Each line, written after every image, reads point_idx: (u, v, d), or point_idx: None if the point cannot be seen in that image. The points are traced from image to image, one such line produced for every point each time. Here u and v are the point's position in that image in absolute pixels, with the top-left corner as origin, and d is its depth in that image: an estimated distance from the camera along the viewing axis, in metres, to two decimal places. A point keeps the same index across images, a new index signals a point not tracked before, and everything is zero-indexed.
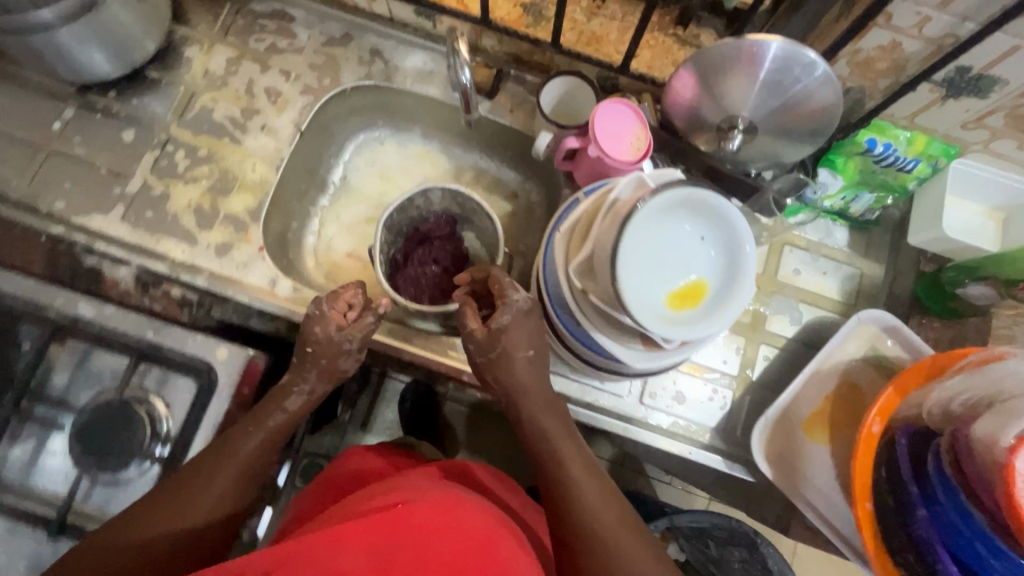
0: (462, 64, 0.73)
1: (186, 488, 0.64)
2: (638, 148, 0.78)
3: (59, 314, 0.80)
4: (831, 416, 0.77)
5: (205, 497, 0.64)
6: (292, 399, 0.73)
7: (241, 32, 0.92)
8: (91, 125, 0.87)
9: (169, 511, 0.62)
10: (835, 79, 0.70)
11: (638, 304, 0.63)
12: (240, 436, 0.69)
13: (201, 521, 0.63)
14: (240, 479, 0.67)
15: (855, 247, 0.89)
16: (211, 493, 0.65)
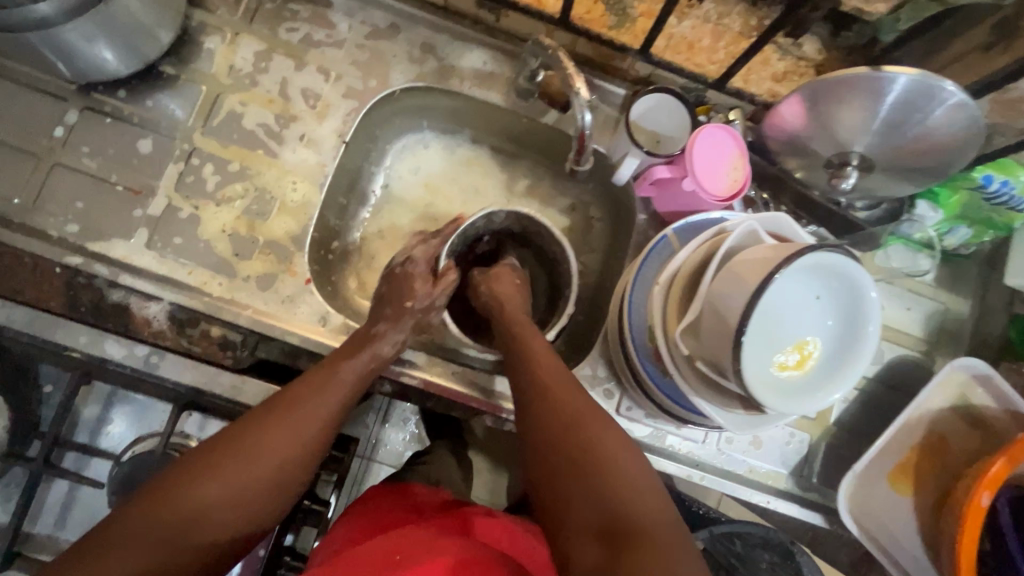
0: (582, 106, 0.65)
1: (211, 467, 0.54)
2: (733, 183, 0.70)
3: (85, 356, 0.71)
4: (913, 468, 0.75)
5: (229, 484, 0.54)
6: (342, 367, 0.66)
7: (269, 19, 0.79)
8: (100, 131, 0.75)
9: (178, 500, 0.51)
10: (979, 121, 0.62)
11: (757, 381, 0.57)
12: (261, 422, 0.57)
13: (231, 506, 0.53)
14: (269, 474, 0.56)
15: (942, 281, 0.84)
16: (235, 481, 0.54)
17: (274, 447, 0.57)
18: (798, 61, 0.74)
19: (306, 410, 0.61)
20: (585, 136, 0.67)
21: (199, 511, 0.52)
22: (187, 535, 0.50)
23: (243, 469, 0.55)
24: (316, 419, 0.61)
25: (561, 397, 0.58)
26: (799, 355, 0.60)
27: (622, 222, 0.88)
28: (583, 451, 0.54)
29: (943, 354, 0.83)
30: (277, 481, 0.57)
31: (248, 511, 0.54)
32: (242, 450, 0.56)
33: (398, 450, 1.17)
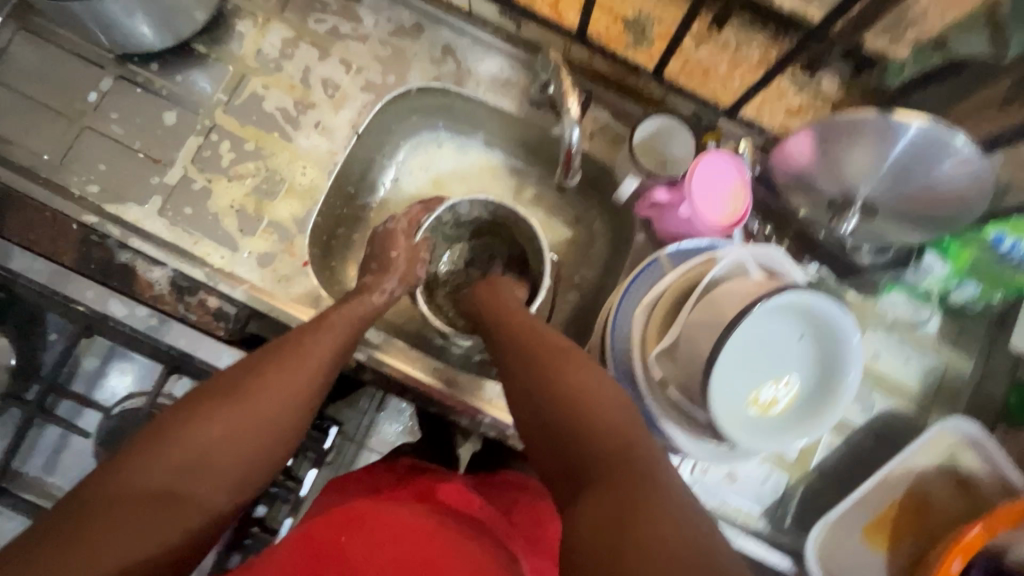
0: (569, 122, 0.68)
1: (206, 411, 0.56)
2: (733, 213, 0.70)
3: (89, 310, 0.74)
4: (892, 524, 0.73)
5: (221, 431, 0.55)
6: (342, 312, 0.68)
7: (300, 9, 0.82)
8: (130, 100, 0.79)
9: (172, 444, 0.53)
10: (987, 176, 0.62)
11: (726, 414, 0.56)
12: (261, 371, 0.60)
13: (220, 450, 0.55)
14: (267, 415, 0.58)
15: (946, 337, 0.81)
16: (226, 426, 0.56)
17: (264, 394, 0.59)
18: (816, 96, 0.74)
19: (296, 356, 0.62)
20: (572, 152, 0.70)
21: (196, 456, 0.54)
22: (187, 482, 0.53)
23: (235, 415, 0.57)
24: (307, 366, 0.62)
25: (533, 352, 0.59)
26: (775, 394, 0.59)
27: (622, 240, 0.88)
28: (561, 398, 0.54)
29: (938, 412, 0.80)
30: (270, 426, 0.58)
31: (245, 456, 0.57)
32: (231, 397, 0.58)
33: (390, 440, 1.19)
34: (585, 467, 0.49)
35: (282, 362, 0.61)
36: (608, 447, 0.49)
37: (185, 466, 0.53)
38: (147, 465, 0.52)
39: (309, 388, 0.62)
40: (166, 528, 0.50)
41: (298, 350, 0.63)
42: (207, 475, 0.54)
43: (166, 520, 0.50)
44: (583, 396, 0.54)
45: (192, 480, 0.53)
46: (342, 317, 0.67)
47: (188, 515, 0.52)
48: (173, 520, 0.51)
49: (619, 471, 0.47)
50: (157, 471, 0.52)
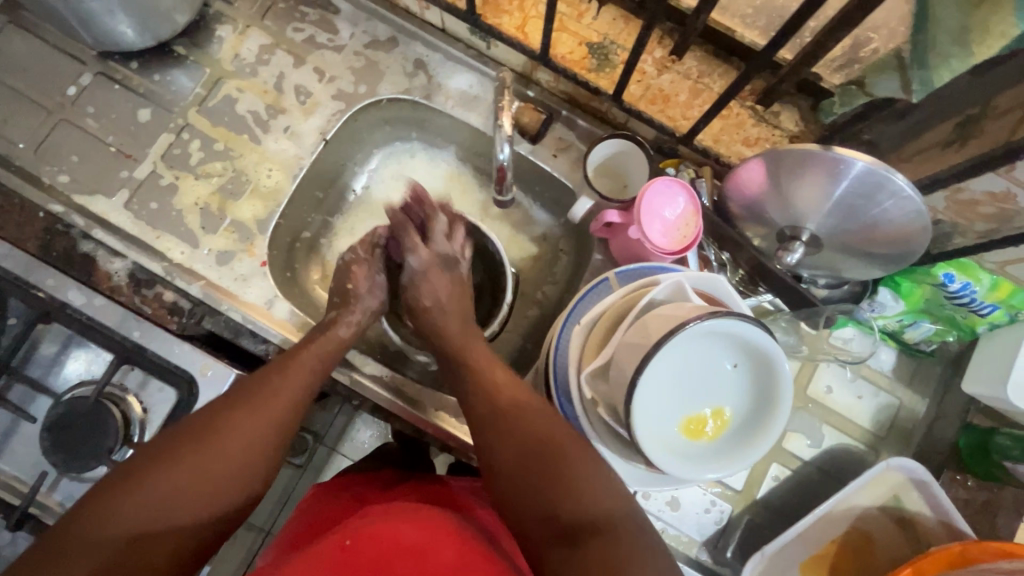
0: (502, 139, 0.66)
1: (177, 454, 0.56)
2: (683, 238, 0.70)
3: (48, 297, 0.73)
4: (832, 562, 0.72)
5: (190, 474, 0.55)
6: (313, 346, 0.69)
7: (279, 17, 0.85)
8: (107, 96, 0.81)
9: (139, 489, 0.53)
10: (928, 217, 0.60)
11: (651, 437, 0.57)
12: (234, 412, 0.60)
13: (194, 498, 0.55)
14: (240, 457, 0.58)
15: (900, 375, 0.81)
16: (195, 468, 0.55)
17: (235, 434, 0.58)
18: (774, 128, 0.75)
19: (268, 395, 0.62)
20: (504, 169, 0.70)
21: (164, 498, 0.53)
22: (163, 527, 0.53)
23: (205, 456, 0.56)
24: (278, 404, 0.62)
25: (519, 412, 0.61)
26: (706, 419, 0.60)
27: (584, 259, 0.89)
28: (546, 474, 0.56)
29: (888, 451, 0.79)
30: (241, 464, 0.58)
31: (217, 496, 0.56)
32: (201, 439, 0.57)
33: (362, 445, 1.22)
34: (566, 528, 0.53)
35: (253, 400, 0.61)
36: (585, 497, 0.54)
37: (160, 510, 0.53)
38: (116, 509, 0.52)
39: (281, 425, 0.62)
40: (135, 570, 0.51)
41: (271, 391, 0.63)
42: (176, 517, 0.54)
43: (135, 563, 0.51)
44: (561, 452, 0.57)
45: (164, 523, 0.53)
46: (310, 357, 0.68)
47: (158, 557, 0.52)
48: (143, 561, 0.51)
49: (598, 533, 0.52)
50: (126, 515, 0.52)
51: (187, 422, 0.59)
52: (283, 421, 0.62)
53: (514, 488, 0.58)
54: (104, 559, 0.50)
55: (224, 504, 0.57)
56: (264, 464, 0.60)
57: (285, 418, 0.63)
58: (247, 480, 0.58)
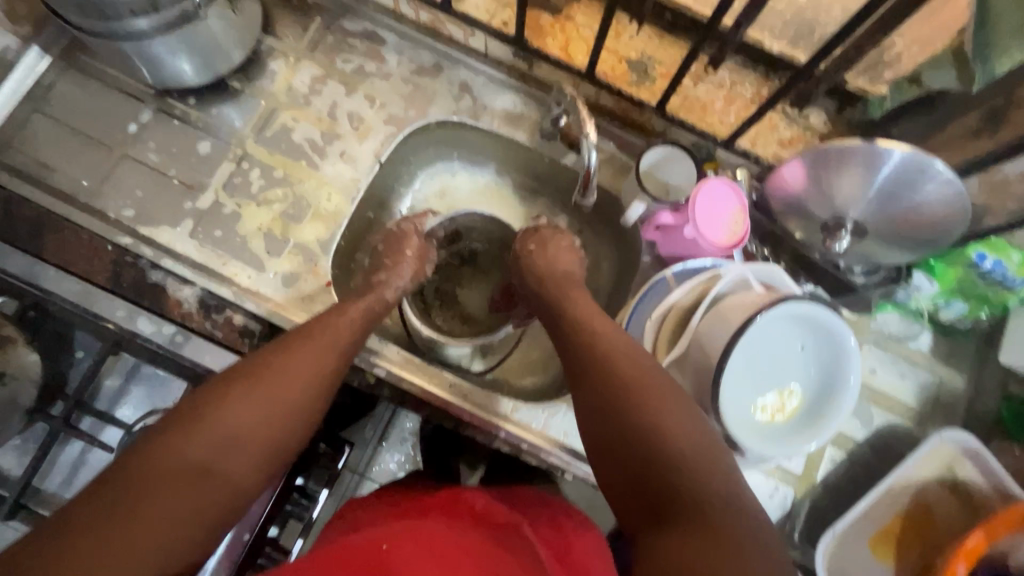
0: (589, 146, 0.71)
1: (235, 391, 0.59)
2: (734, 234, 0.74)
3: (118, 328, 0.76)
4: (898, 537, 0.75)
5: (247, 411, 0.58)
6: (353, 307, 0.73)
7: (329, 50, 0.89)
8: (167, 131, 0.84)
9: (202, 426, 0.56)
10: (966, 199, 0.66)
11: (733, 418, 0.60)
12: (283, 356, 0.64)
13: (252, 431, 0.58)
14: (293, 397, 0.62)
15: (937, 353, 0.85)
16: (252, 408, 0.59)
17: (286, 376, 0.62)
18: (805, 129, 0.81)
19: (314, 343, 0.66)
20: (590, 173, 0.73)
21: (225, 435, 0.56)
22: (220, 457, 0.55)
23: (260, 396, 0.60)
24: (324, 351, 0.66)
25: (615, 364, 0.59)
26: (780, 400, 0.63)
27: (627, 263, 0.93)
28: (637, 443, 0.54)
29: (935, 426, 0.83)
30: (293, 404, 0.62)
31: (271, 433, 0.59)
32: (253, 380, 0.61)
33: (390, 470, 1.20)
34: (660, 485, 0.51)
35: (301, 347, 0.65)
36: (682, 462, 0.51)
37: (222, 442, 0.56)
38: (180, 443, 0.54)
39: (327, 370, 0.66)
40: (200, 503, 0.53)
41: (315, 337, 0.67)
42: (234, 453, 0.56)
43: (199, 495, 0.53)
44: (653, 406, 0.55)
45: (225, 457, 0.56)
46: (353, 312, 0.73)
47: (219, 491, 0.54)
48: (204, 495, 0.53)
49: (696, 505, 0.48)
50: (191, 447, 0.54)
51: (237, 367, 0.62)
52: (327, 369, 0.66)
53: (615, 418, 0.56)
54: (170, 489, 0.51)
55: (275, 441, 0.60)
56: (312, 407, 0.64)
57: (330, 363, 0.66)
58: (298, 423, 0.62)
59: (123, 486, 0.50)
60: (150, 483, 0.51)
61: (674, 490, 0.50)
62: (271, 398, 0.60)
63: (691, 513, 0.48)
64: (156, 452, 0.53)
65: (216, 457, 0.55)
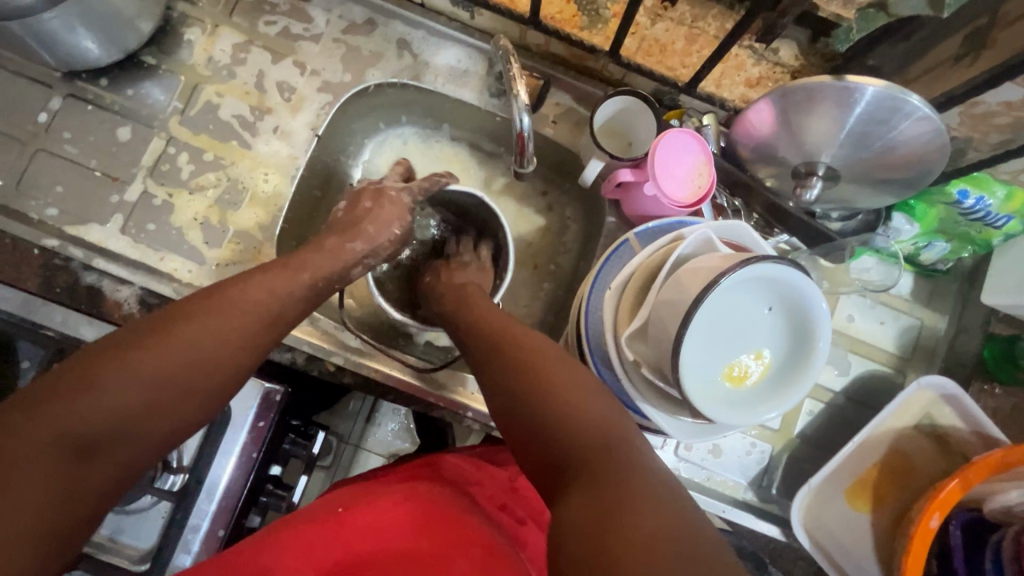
0: (520, 108, 0.65)
1: (139, 345, 0.46)
2: (697, 190, 0.70)
3: (59, 335, 0.71)
4: (875, 486, 0.75)
5: (150, 368, 0.45)
6: (310, 262, 0.61)
7: (248, 11, 0.81)
8: (81, 118, 0.77)
9: (83, 387, 0.43)
10: (945, 134, 0.61)
11: (696, 388, 0.57)
12: (205, 302, 0.50)
13: (157, 389, 0.45)
14: (215, 349, 0.49)
15: (918, 296, 0.81)
16: (152, 365, 0.45)
17: (203, 325, 0.49)
18: (775, 66, 0.75)
19: (254, 300, 0.53)
20: (525, 139, 0.68)
21: (118, 400, 0.43)
22: (115, 427, 0.43)
23: (170, 350, 0.46)
24: (259, 302, 0.53)
25: (536, 384, 0.51)
26: (746, 366, 0.60)
27: (594, 225, 0.88)
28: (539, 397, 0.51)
29: (915, 371, 0.80)
30: (212, 370, 0.49)
31: (184, 409, 0.47)
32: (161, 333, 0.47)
33: (388, 440, 1.18)
34: (569, 465, 0.45)
35: (230, 300, 0.51)
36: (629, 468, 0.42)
37: (113, 408, 0.43)
38: (58, 410, 0.42)
39: (265, 333, 0.53)
40: (87, 491, 0.42)
41: (254, 294, 0.53)
42: (136, 432, 0.45)
43: (87, 481, 0.42)
44: (572, 405, 0.49)
45: (119, 426, 0.44)
46: (316, 265, 0.61)
47: (110, 466, 0.43)
48: (96, 479, 0.43)
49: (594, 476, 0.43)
50: (77, 420, 0.42)
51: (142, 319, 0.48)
52: (261, 330, 0.53)
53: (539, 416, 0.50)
54: (43, 467, 0.40)
55: (191, 399, 0.47)
56: (239, 360, 0.50)
57: (273, 322, 0.54)
58: (221, 377, 0.49)
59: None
60: (16, 461, 0.39)
61: (581, 473, 0.45)
62: (186, 353, 0.47)
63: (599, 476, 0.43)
64: (28, 420, 0.40)
65: (112, 435, 0.43)
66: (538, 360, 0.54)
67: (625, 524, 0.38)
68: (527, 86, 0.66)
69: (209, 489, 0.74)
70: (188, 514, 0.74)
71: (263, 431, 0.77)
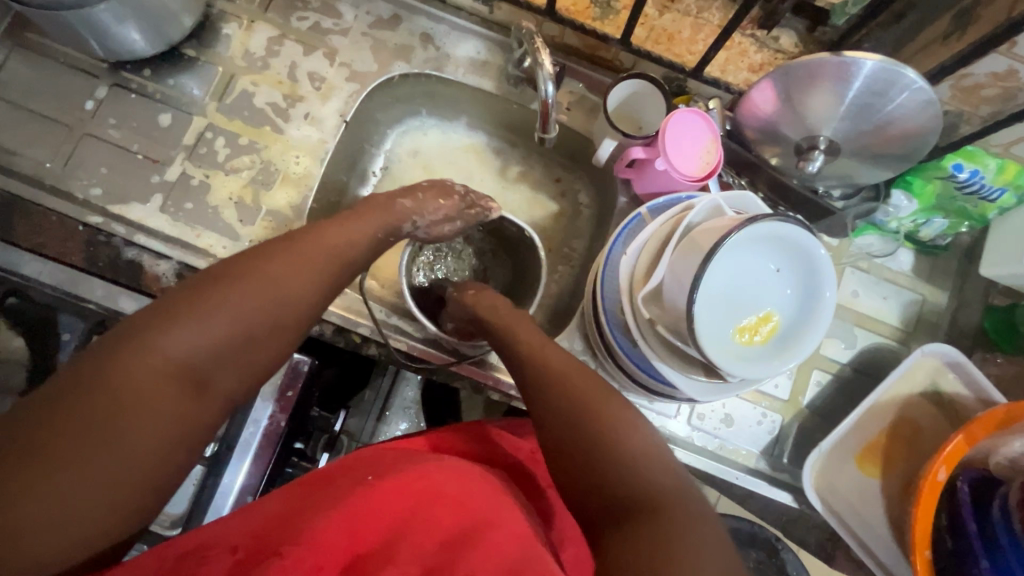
0: (545, 77, 0.70)
1: (233, 281, 0.48)
2: (706, 164, 0.74)
3: (99, 308, 0.74)
4: (883, 451, 0.77)
5: (249, 305, 0.48)
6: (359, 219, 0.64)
7: (283, 8, 0.86)
8: (125, 105, 0.82)
9: (193, 316, 0.45)
10: (938, 105, 0.66)
11: (708, 340, 0.60)
12: (288, 247, 0.53)
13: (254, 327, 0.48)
14: (301, 287, 0.52)
15: (919, 272, 0.85)
16: (252, 300, 0.48)
17: (290, 268, 0.52)
18: (775, 52, 0.81)
19: (330, 243, 0.57)
20: (548, 107, 0.72)
21: (223, 338, 0.46)
22: (221, 366, 0.46)
23: (263, 290, 0.49)
24: (331, 249, 0.56)
25: (574, 387, 0.53)
26: (757, 324, 0.63)
27: (607, 208, 0.92)
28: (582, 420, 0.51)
29: (918, 343, 0.83)
30: (298, 309, 0.51)
31: (278, 344, 0.50)
32: (251, 273, 0.49)
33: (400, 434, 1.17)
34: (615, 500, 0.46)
35: (310, 242, 0.55)
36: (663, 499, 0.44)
37: (225, 344, 0.46)
38: (177, 338, 0.44)
39: (339, 274, 0.56)
40: (199, 419, 0.45)
41: (325, 242, 0.57)
42: (237, 366, 0.47)
43: (198, 409, 0.45)
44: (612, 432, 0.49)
45: (227, 361, 0.46)
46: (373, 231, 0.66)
47: (217, 404, 0.46)
48: (206, 409, 0.45)
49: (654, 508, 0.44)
50: (179, 349, 0.44)
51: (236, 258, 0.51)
52: (337, 270, 0.56)
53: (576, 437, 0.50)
54: (168, 397, 0.43)
55: (283, 337, 0.50)
56: (318, 296, 0.53)
57: (343, 267, 0.57)
58: (307, 314, 0.52)
59: (104, 387, 0.41)
60: (142, 388, 0.42)
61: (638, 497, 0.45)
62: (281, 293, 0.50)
63: (647, 508, 0.44)
64: (139, 351, 0.43)
65: (219, 367, 0.46)
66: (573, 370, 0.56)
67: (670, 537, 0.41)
68: (550, 56, 0.71)
69: (237, 457, 0.75)
70: (219, 479, 0.74)
71: (292, 400, 0.78)
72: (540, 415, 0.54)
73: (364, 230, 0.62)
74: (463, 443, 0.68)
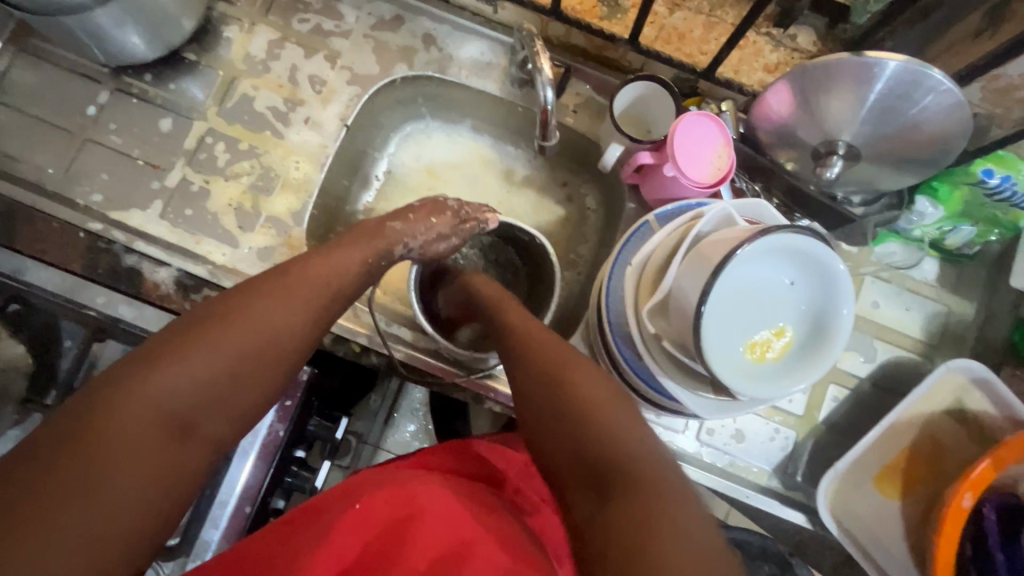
0: (544, 82, 0.68)
1: (215, 320, 0.47)
2: (718, 170, 0.71)
3: (99, 315, 0.72)
4: (903, 472, 0.73)
5: (230, 343, 0.47)
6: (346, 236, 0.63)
7: (284, 10, 0.85)
8: (126, 110, 0.82)
9: (173, 362, 0.44)
10: (969, 107, 0.62)
11: (717, 357, 0.57)
12: (272, 280, 0.52)
13: (235, 365, 0.47)
14: (284, 318, 0.51)
15: (944, 282, 0.80)
16: (233, 338, 0.47)
17: (274, 301, 0.51)
18: (793, 51, 0.78)
19: (318, 272, 0.56)
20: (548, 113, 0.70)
21: (205, 380, 0.45)
22: (202, 408, 0.45)
23: (243, 326, 0.48)
24: (317, 277, 0.55)
25: (562, 377, 0.51)
26: (770, 339, 0.60)
27: (614, 214, 0.89)
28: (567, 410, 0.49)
29: (942, 358, 0.79)
30: (282, 342, 0.50)
31: (262, 380, 0.49)
32: (234, 311, 0.48)
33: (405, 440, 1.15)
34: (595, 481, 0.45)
35: (297, 273, 0.54)
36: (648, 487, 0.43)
37: (206, 387, 0.45)
38: (154, 384, 0.43)
39: (326, 301, 0.55)
40: (183, 464, 0.44)
41: (313, 270, 0.55)
42: (221, 407, 0.46)
43: (180, 455, 0.44)
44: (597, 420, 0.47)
45: (208, 404, 0.45)
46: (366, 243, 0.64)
47: (202, 447, 0.45)
48: (189, 453, 0.44)
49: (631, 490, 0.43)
50: (160, 395, 0.43)
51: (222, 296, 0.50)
52: (324, 298, 0.55)
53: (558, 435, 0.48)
54: (147, 446, 0.42)
55: (268, 374, 0.49)
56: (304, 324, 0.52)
57: (332, 295, 0.56)
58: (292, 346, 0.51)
59: (82, 440, 0.40)
60: (121, 438, 0.41)
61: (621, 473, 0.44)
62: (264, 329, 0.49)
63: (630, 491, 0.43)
64: (119, 401, 0.42)
65: (201, 410, 0.45)
66: (563, 357, 0.53)
67: (654, 527, 0.40)
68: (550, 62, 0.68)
69: (235, 466, 0.74)
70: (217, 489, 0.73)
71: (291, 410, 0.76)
72: (527, 410, 0.51)
73: (353, 251, 0.61)
74: (455, 462, 0.65)
